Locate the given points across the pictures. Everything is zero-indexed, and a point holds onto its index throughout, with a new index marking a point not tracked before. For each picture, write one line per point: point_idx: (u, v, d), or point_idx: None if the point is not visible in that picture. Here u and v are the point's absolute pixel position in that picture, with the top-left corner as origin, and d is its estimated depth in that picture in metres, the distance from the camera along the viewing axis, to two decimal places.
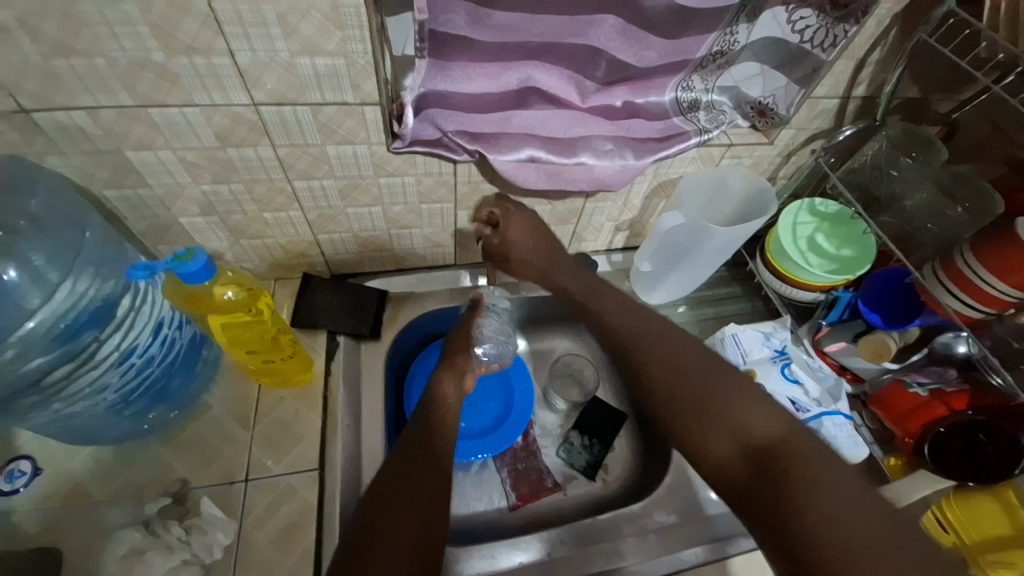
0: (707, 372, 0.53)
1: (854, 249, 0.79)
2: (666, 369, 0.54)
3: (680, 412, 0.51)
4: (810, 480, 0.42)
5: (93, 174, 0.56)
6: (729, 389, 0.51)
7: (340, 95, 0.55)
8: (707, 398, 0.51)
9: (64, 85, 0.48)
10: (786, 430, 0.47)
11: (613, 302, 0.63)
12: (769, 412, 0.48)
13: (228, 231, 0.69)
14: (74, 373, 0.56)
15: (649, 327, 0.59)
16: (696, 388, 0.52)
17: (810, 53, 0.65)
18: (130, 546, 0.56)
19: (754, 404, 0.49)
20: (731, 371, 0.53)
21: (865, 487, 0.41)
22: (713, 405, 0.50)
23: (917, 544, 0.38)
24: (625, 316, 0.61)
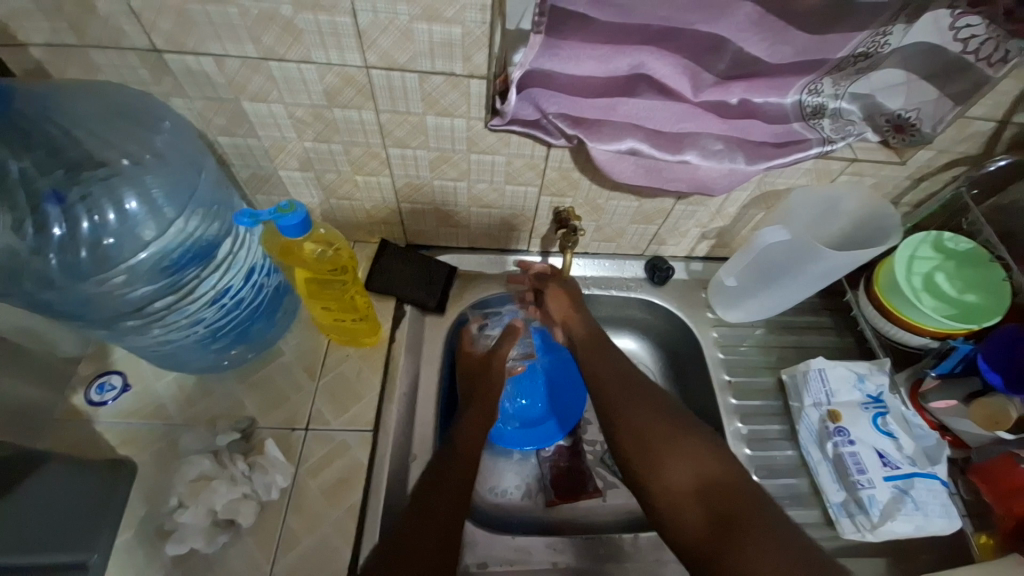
0: (671, 422, 0.62)
1: (980, 295, 0.70)
2: (637, 415, 0.63)
3: (645, 450, 0.60)
4: (739, 511, 0.52)
5: (211, 119, 0.60)
6: (693, 436, 0.60)
7: (449, 65, 0.54)
8: (670, 439, 0.60)
9: (198, 30, 0.50)
10: (726, 468, 0.57)
11: (600, 348, 0.71)
12: (717, 453, 0.58)
13: (321, 188, 0.71)
14: (174, 304, 0.60)
15: (622, 374, 0.68)
16: (658, 435, 0.61)
17: (973, 67, 0.56)
18: (200, 471, 0.60)
19: (709, 450, 0.59)
20: (693, 420, 0.62)
21: (778, 522, 0.50)
22: (676, 449, 0.59)
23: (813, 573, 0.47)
24: (606, 361, 0.70)
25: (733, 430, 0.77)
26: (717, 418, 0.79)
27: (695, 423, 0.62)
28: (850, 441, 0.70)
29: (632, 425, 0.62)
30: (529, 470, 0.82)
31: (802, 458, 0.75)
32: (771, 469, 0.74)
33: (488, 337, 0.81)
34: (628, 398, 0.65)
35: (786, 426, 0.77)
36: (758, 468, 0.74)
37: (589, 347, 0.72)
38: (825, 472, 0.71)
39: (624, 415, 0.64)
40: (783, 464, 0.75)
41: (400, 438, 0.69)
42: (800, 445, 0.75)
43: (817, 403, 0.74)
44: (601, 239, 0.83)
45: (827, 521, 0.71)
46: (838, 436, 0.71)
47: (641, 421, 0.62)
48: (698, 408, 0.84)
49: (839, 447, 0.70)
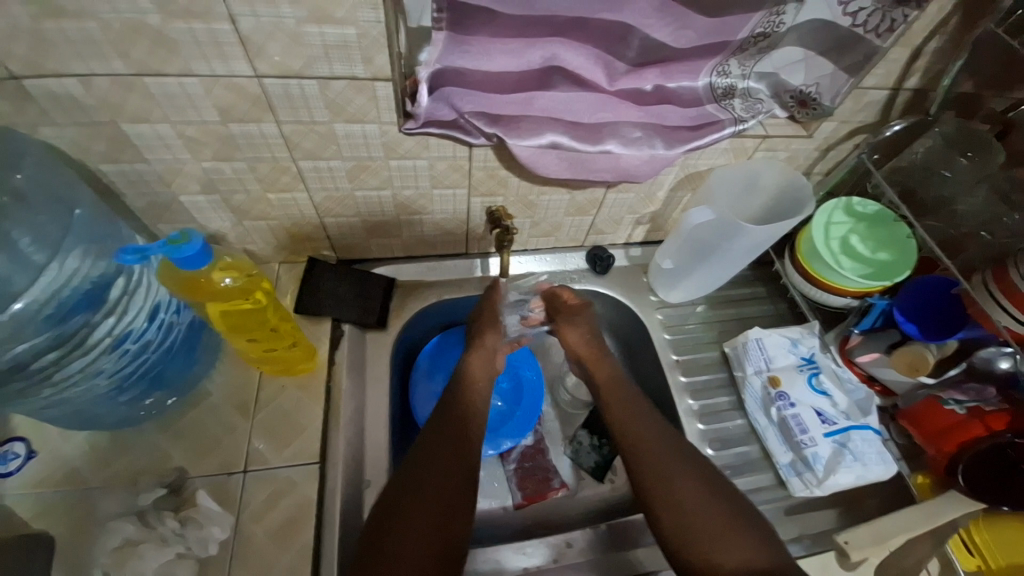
0: (722, 499, 0.60)
1: (890, 252, 0.75)
2: (685, 489, 0.61)
3: (694, 529, 0.58)
4: None
5: (88, 147, 0.53)
6: (739, 516, 0.59)
7: (350, 69, 0.51)
8: (719, 517, 0.58)
9: (52, 50, 0.44)
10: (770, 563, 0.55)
11: (632, 409, 0.69)
12: (764, 548, 0.56)
13: (231, 210, 0.66)
14: (62, 360, 0.53)
15: (667, 441, 0.66)
16: (709, 515, 0.59)
17: (863, 39, 0.59)
18: (124, 538, 0.54)
19: (754, 533, 0.58)
20: (739, 501, 0.61)
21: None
22: (726, 535, 0.57)
23: None
24: (643, 423, 0.68)
25: (684, 408, 0.78)
26: (668, 399, 0.80)
27: (744, 502, 0.61)
28: (790, 404, 0.73)
29: (678, 502, 0.60)
30: (496, 479, 0.80)
31: (751, 426, 0.77)
32: (724, 441, 0.76)
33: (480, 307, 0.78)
34: (674, 471, 0.62)
35: (733, 397, 0.80)
36: (712, 441, 0.76)
37: (619, 407, 0.70)
38: (772, 436, 0.74)
39: (676, 487, 0.61)
40: (735, 434, 0.77)
41: (350, 465, 0.65)
42: (746, 411, 0.77)
43: (757, 371, 0.77)
44: (539, 234, 0.83)
45: (779, 482, 0.74)
46: (780, 401, 0.74)
47: (689, 496, 0.60)
48: (652, 391, 0.85)
49: (782, 411, 0.73)
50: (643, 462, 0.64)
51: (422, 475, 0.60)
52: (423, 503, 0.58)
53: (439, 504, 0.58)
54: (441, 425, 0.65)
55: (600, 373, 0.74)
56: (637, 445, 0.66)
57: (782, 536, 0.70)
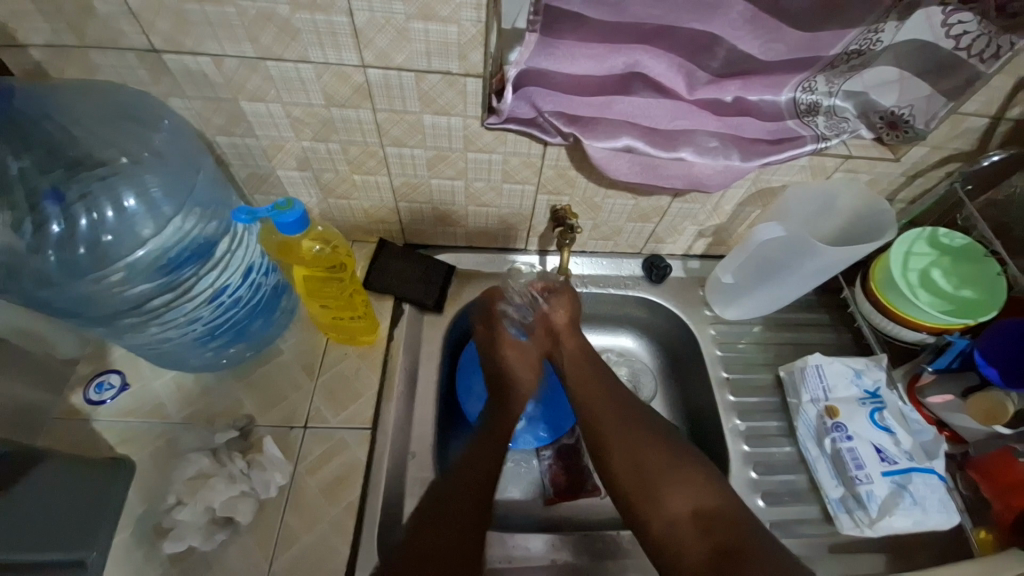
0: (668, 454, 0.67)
1: (975, 290, 0.70)
2: (634, 445, 0.68)
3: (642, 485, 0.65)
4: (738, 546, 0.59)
5: (210, 119, 0.60)
6: (685, 471, 0.65)
7: (445, 63, 0.54)
8: (660, 472, 0.65)
9: (197, 31, 0.51)
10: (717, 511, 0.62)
11: (586, 376, 0.75)
12: (710, 494, 0.63)
13: (318, 188, 0.72)
14: (171, 303, 0.61)
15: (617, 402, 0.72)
16: (653, 465, 0.66)
17: (966, 63, 0.56)
18: (198, 469, 0.60)
19: (701, 487, 0.64)
20: (685, 455, 0.67)
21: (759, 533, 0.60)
22: (669, 481, 0.64)
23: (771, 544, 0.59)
24: (596, 387, 0.74)
25: (730, 427, 0.77)
26: (714, 416, 0.79)
27: (691, 452, 0.68)
28: (847, 437, 0.70)
29: (627, 456, 0.67)
30: (529, 470, 0.82)
31: (801, 455, 0.75)
32: (769, 465, 0.74)
33: (511, 315, 0.80)
34: (622, 429, 0.69)
35: (783, 422, 0.77)
36: (756, 465, 0.74)
37: (576, 374, 0.76)
38: (823, 468, 0.71)
39: (622, 446, 0.68)
40: (781, 460, 0.75)
41: (398, 436, 0.69)
42: (797, 442, 0.75)
43: (813, 400, 0.74)
44: (599, 237, 0.84)
45: (825, 516, 0.71)
46: (836, 432, 0.71)
47: (641, 454, 0.67)
48: (698, 406, 0.84)
49: (837, 443, 0.70)
50: (595, 424, 0.71)
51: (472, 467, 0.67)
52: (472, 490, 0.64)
53: (486, 493, 0.65)
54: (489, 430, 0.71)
55: (573, 347, 0.78)
56: (592, 409, 0.72)
57: (823, 573, 0.67)
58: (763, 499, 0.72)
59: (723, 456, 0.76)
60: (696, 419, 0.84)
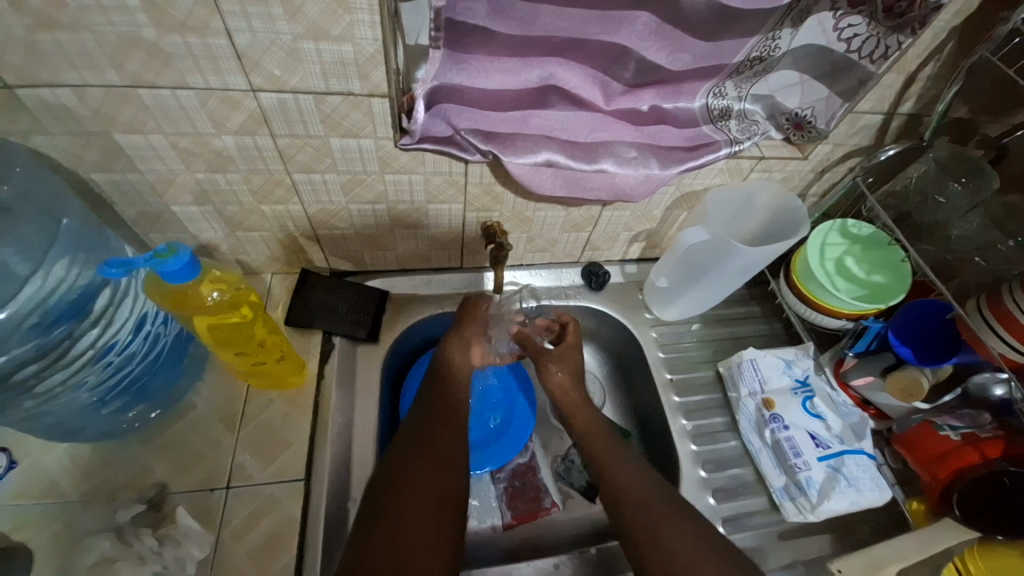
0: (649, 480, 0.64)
1: (886, 275, 0.74)
2: (668, 533, 0.58)
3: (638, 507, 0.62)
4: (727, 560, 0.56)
5: (80, 156, 0.53)
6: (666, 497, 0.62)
7: (346, 84, 0.51)
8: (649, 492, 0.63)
9: (44, 59, 0.44)
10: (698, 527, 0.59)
11: (612, 451, 0.69)
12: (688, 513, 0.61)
13: (223, 221, 0.65)
14: (42, 372, 0.52)
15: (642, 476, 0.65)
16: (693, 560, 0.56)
17: (857, 64, 0.59)
18: (100, 555, 0.54)
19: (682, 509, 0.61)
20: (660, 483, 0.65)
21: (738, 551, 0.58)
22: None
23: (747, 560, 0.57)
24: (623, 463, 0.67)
25: (678, 428, 0.78)
26: (662, 419, 0.80)
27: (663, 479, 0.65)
28: (784, 427, 0.72)
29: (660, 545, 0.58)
30: (485, 494, 0.79)
31: (745, 448, 0.76)
32: (718, 462, 0.75)
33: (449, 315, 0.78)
34: (654, 511, 0.60)
35: (727, 418, 0.79)
36: (705, 463, 0.75)
37: (600, 450, 0.70)
38: (767, 458, 0.73)
39: (657, 531, 0.59)
40: (729, 456, 0.76)
41: (336, 482, 0.64)
42: (740, 434, 0.76)
43: (751, 393, 0.76)
44: (534, 250, 0.82)
45: (773, 506, 0.73)
46: (774, 423, 0.73)
47: (674, 539, 0.58)
48: (646, 409, 0.84)
49: (776, 434, 0.72)
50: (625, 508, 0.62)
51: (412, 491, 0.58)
52: (416, 517, 0.56)
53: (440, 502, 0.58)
54: (430, 443, 0.63)
55: (576, 409, 0.75)
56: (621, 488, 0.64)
57: (776, 563, 0.69)
58: (714, 497, 0.73)
59: (674, 458, 0.77)
60: (646, 424, 0.84)
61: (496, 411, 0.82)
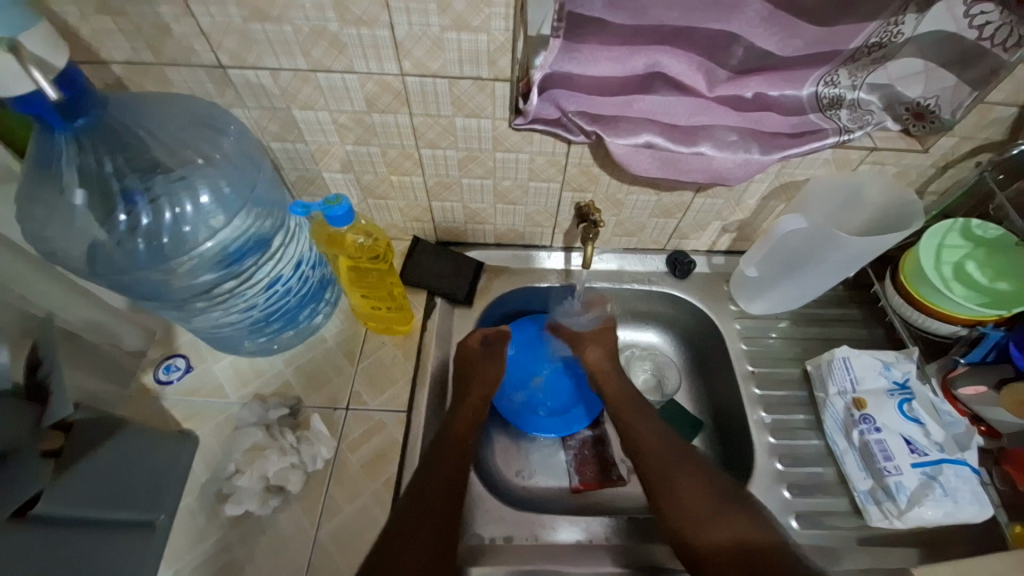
0: (672, 449, 0.71)
1: (1012, 283, 0.69)
2: (682, 483, 0.67)
3: (662, 465, 0.69)
4: (719, 516, 0.64)
5: (265, 126, 0.67)
6: (686, 465, 0.69)
7: (476, 69, 0.59)
8: (672, 458, 0.70)
9: (256, 47, 0.57)
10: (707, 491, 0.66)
11: (639, 416, 0.75)
12: (701, 483, 0.67)
13: (360, 188, 0.78)
14: (235, 289, 0.68)
15: (664, 438, 0.72)
16: (703, 505, 0.65)
17: (988, 53, 0.57)
18: (254, 441, 0.66)
19: (694, 475, 0.67)
20: (683, 449, 0.71)
21: (725, 500, 0.65)
22: (720, 519, 0.63)
23: (738, 516, 0.64)
24: (650, 430, 0.73)
25: (755, 419, 0.78)
26: (739, 409, 0.80)
27: (689, 451, 0.71)
28: (875, 429, 0.69)
29: (674, 494, 0.66)
30: (556, 459, 0.85)
31: (829, 448, 0.75)
32: (795, 458, 0.75)
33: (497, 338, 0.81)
34: (673, 466, 0.69)
35: (811, 416, 0.78)
36: (782, 457, 0.75)
37: (628, 415, 0.75)
38: (851, 460, 0.71)
39: (673, 484, 0.67)
40: (809, 453, 0.75)
41: (432, 418, 0.74)
42: (825, 434, 0.75)
43: (841, 392, 0.74)
44: (622, 234, 0.86)
45: (855, 509, 0.71)
46: (863, 424, 0.70)
47: (686, 490, 0.66)
48: (722, 398, 0.85)
49: (865, 435, 0.70)
50: (646, 461, 0.71)
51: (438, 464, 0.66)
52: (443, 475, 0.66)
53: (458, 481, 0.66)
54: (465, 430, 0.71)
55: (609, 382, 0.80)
56: (644, 442, 0.72)
57: (853, 565, 0.67)
58: (789, 490, 0.72)
59: (748, 446, 0.77)
60: (722, 414, 0.84)
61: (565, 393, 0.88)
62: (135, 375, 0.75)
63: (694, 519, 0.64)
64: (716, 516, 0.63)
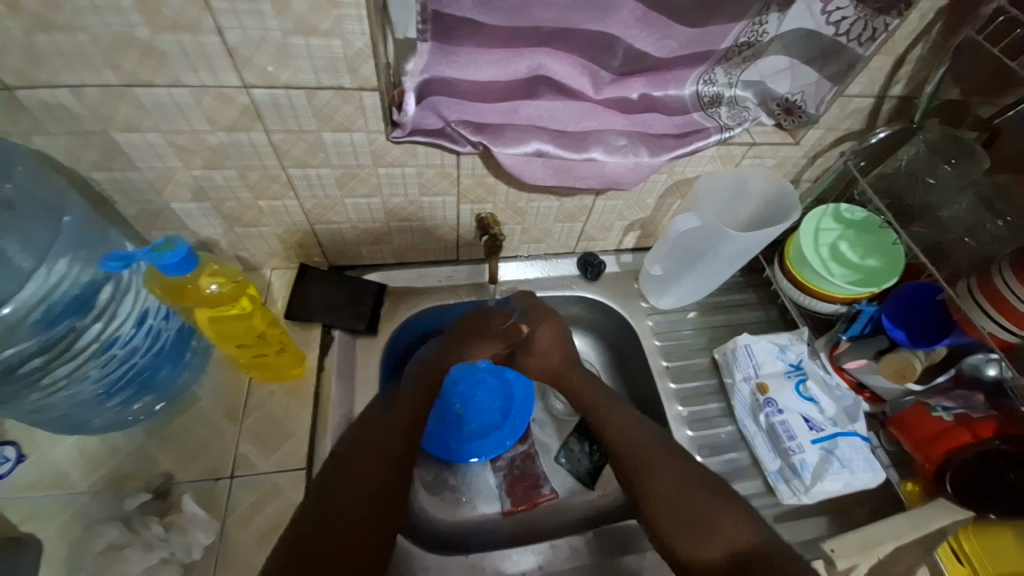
0: (651, 440, 0.67)
1: (879, 259, 0.74)
2: (661, 467, 0.65)
3: (636, 455, 0.67)
4: (703, 509, 0.61)
5: (79, 155, 0.54)
6: (664, 456, 0.66)
7: (337, 79, 0.52)
8: (641, 448, 0.67)
9: (44, 61, 0.45)
10: (686, 480, 0.63)
11: (610, 405, 0.72)
12: (680, 470, 0.64)
13: (222, 218, 0.67)
14: (50, 364, 0.55)
15: (646, 438, 0.68)
16: (685, 493, 0.63)
17: (845, 47, 0.60)
18: (108, 542, 0.55)
19: (675, 465, 0.65)
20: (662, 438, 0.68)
21: (704, 486, 0.63)
22: (709, 519, 0.60)
23: (724, 504, 0.61)
24: (634, 427, 0.69)
25: (674, 414, 0.78)
26: (658, 405, 0.80)
27: (666, 439, 0.68)
28: (778, 411, 0.72)
29: (655, 480, 0.64)
30: (485, 482, 0.80)
31: (741, 432, 0.77)
32: (713, 447, 0.76)
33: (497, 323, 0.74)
34: (648, 456, 0.66)
35: (723, 403, 0.80)
36: (701, 448, 0.76)
37: (599, 406, 0.72)
38: (761, 442, 0.73)
39: (650, 484, 0.64)
40: (725, 441, 0.77)
41: None
42: (736, 420, 0.77)
43: (746, 378, 0.77)
44: (529, 241, 0.83)
45: (768, 489, 0.73)
46: (768, 407, 0.73)
47: (660, 482, 0.64)
48: (641, 396, 0.85)
49: (770, 418, 0.73)
50: (621, 451, 0.68)
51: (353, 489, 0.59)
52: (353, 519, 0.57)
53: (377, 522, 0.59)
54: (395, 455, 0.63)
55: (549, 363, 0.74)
56: (613, 432, 0.69)
57: None
58: None
59: None
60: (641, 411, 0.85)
61: (494, 408, 0.83)
62: None
63: (670, 512, 0.62)
64: (697, 507, 0.61)
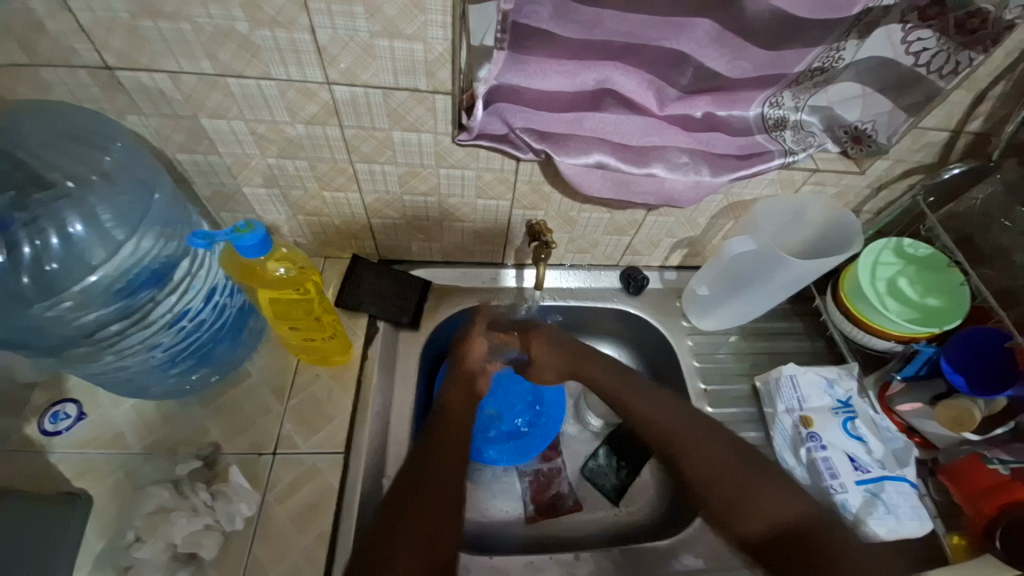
0: (665, 421, 0.67)
1: (940, 299, 0.71)
2: (687, 437, 0.65)
3: (661, 439, 0.67)
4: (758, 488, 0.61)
5: (169, 137, 0.58)
6: (682, 427, 0.66)
7: (413, 80, 0.54)
8: (664, 433, 0.67)
9: (150, 47, 0.49)
10: (735, 462, 0.63)
11: (632, 388, 0.71)
12: (712, 441, 0.65)
13: (287, 205, 0.70)
14: (126, 330, 0.59)
15: (668, 420, 0.67)
16: (707, 455, 0.64)
17: (925, 78, 0.58)
18: (158, 503, 0.58)
19: (706, 438, 0.65)
20: (702, 426, 0.66)
21: (740, 465, 0.63)
22: (761, 493, 0.61)
23: (748, 478, 0.62)
24: (657, 409, 0.68)
25: None
26: None
27: (704, 426, 0.66)
28: (822, 446, 0.70)
29: (691, 441, 0.65)
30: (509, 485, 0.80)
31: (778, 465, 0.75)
32: None
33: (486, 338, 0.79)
34: (677, 438, 0.66)
35: (761, 432, 0.78)
36: None
37: (623, 391, 0.71)
38: (801, 478, 0.71)
39: (691, 460, 0.64)
40: None
41: (373, 458, 0.67)
42: (775, 451, 0.75)
43: (789, 410, 0.74)
44: (575, 251, 0.83)
45: None
46: (811, 441, 0.71)
47: (687, 450, 0.65)
48: None
49: (813, 453, 0.70)
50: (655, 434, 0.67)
51: (434, 494, 0.59)
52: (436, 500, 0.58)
53: (450, 506, 0.58)
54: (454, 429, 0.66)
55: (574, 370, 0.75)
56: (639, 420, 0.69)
57: None
58: None
59: None
60: None
61: (523, 415, 0.83)
62: (16, 429, 0.63)
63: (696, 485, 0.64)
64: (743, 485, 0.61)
